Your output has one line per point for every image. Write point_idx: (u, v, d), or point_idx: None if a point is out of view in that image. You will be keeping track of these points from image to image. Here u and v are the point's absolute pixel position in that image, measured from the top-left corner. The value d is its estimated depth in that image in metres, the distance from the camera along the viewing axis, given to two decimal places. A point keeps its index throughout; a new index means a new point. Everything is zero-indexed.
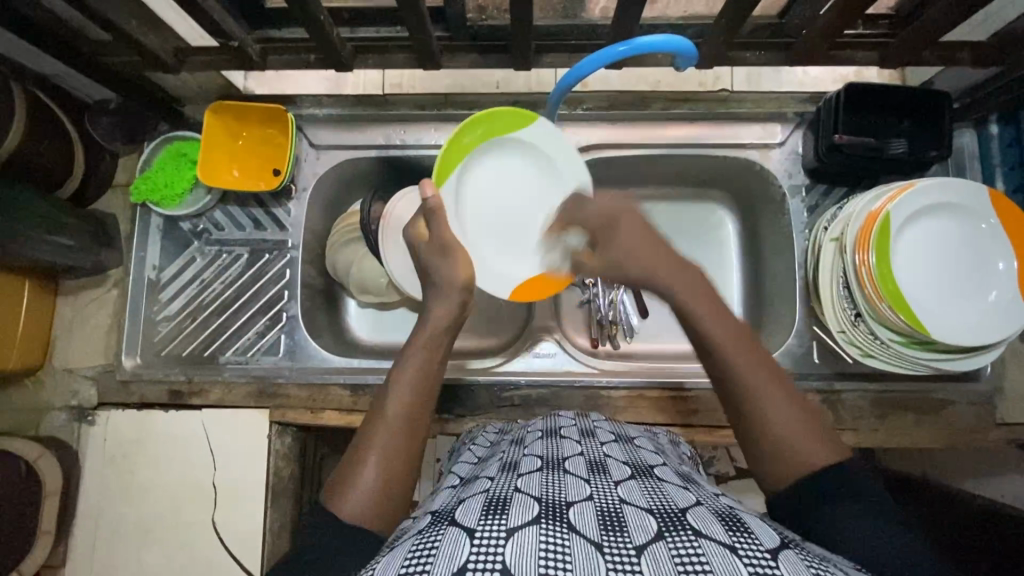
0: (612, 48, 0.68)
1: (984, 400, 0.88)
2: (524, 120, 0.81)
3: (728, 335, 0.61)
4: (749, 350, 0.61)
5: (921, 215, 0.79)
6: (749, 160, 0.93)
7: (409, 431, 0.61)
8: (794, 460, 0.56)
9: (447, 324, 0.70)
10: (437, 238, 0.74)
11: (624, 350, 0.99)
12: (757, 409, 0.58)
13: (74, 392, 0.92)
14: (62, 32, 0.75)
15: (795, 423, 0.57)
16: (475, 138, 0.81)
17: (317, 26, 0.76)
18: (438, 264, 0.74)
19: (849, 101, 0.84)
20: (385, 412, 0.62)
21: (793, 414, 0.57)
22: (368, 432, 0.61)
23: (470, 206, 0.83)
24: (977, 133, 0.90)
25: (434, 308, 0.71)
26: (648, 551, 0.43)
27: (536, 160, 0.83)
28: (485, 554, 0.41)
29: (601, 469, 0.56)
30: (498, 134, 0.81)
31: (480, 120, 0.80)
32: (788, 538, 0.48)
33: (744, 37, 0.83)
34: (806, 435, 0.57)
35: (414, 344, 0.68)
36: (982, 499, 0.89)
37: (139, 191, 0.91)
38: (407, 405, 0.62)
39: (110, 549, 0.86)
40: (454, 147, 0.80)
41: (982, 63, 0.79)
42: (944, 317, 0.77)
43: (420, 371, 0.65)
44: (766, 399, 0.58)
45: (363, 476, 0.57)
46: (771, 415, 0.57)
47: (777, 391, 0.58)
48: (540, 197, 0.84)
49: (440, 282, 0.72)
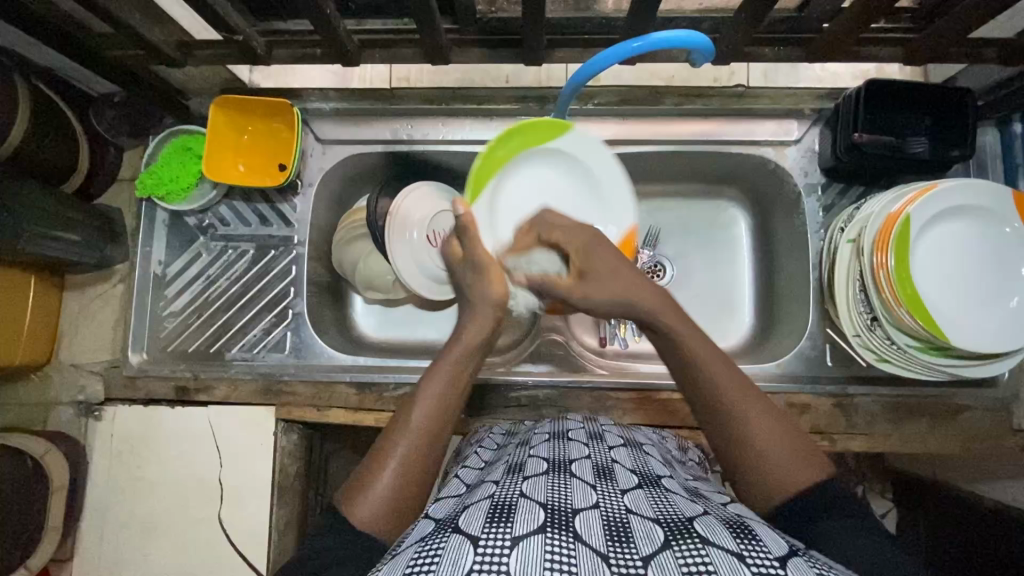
0: (626, 44, 0.66)
1: (999, 406, 0.86)
2: (559, 130, 0.80)
3: (723, 369, 0.60)
4: (743, 386, 0.59)
5: (943, 217, 0.77)
6: (764, 158, 0.91)
7: (426, 442, 0.61)
8: (773, 486, 0.55)
9: (479, 343, 0.68)
10: (471, 257, 0.74)
11: (632, 350, 0.98)
12: (741, 436, 0.57)
13: (81, 387, 0.93)
14: (66, 26, 0.74)
15: (776, 448, 0.56)
16: (509, 150, 0.79)
17: (324, 20, 0.74)
18: (472, 282, 0.73)
19: (870, 98, 0.82)
20: (405, 421, 0.61)
21: (777, 440, 0.57)
22: (387, 438, 0.61)
23: (507, 217, 0.81)
24: (1001, 131, 0.88)
25: (469, 325, 0.69)
26: (655, 562, 0.42)
27: (573, 170, 0.82)
28: (491, 564, 0.40)
29: (608, 475, 0.55)
30: (532, 145, 0.80)
31: (519, 129, 0.78)
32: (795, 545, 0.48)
33: (762, 32, 0.81)
34: (788, 459, 0.56)
35: (448, 355, 0.67)
36: (993, 505, 0.88)
37: (144, 185, 0.89)
38: (427, 418, 0.61)
39: (117, 545, 0.86)
40: (489, 160, 0.78)
41: (1009, 60, 0.77)
42: (964, 322, 0.75)
43: (449, 380, 0.65)
44: (751, 425, 0.57)
45: (378, 486, 0.57)
46: (755, 441, 0.57)
47: (762, 422, 0.57)
48: (571, 208, 0.82)
49: (473, 300, 0.72)
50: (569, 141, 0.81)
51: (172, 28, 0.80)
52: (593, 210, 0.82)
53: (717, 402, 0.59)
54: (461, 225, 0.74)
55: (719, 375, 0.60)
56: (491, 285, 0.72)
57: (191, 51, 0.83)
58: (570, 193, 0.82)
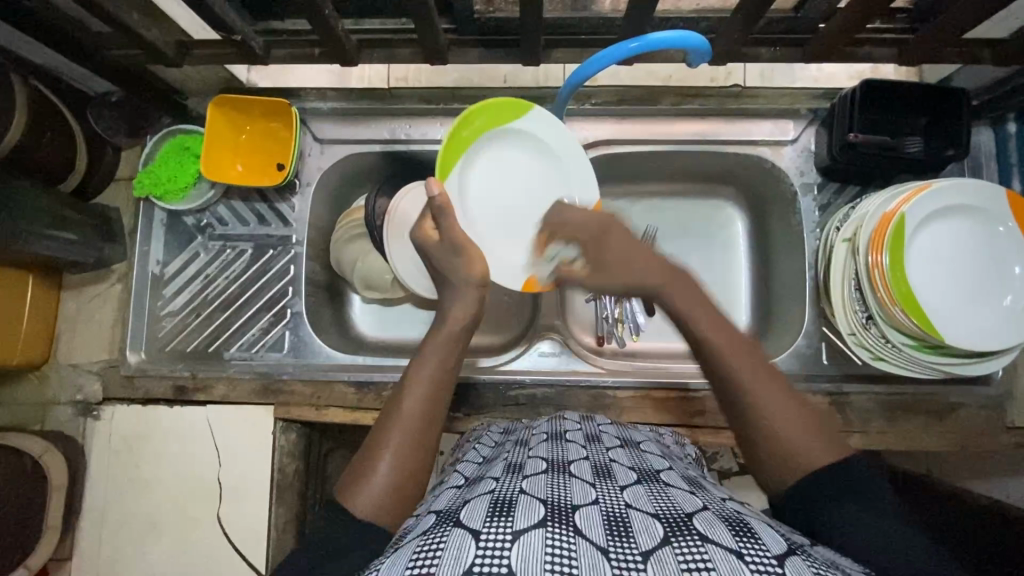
0: (623, 44, 0.66)
1: (994, 403, 0.87)
2: (516, 111, 0.80)
3: (733, 345, 0.61)
4: (754, 359, 0.60)
5: (937, 216, 0.78)
6: (761, 158, 0.92)
7: (422, 430, 0.61)
8: (794, 459, 0.55)
9: (463, 326, 0.69)
10: (449, 236, 0.74)
11: (630, 349, 0.99)
12: (755, 411, 0.57)
13: (78, 387, 0.92)
14: (62, 25, 0.74)
15: (798, 426, 0.56)
16: (475, 130, 0.80)
17: (322, 19, 0.74)
18: (449, 262, 0.74)
19: (866, 98, 0.82)
20: (399, 410, 0.62)
21: (802, 428, 0.56)
22: (380, 432, 0.61)
23: (474, 197, 0.82)
24: (994, 131, 0.88)
25: (450, 307, 0.71)
26: (654, 557, 0.42)
27: (536, 148, 0.83)
28: (492, 557, 0.40)
29: (607, 473, 0.56)
30: (497, 124, 0.81)
31: (476, 111, 0.79)
32: (794, 543, 0.47)
33: (758, 32, 0.81)
34: (809, 438, 0.55)
35: (430, 341, 0.68)
36: (987, 499, 0.88)
37: (141, 187, 0.90)
38: (417, 407, 0.62)
39: (115, 544, 0.86)
40: (455, 141, 0.79)
41: (1002, 61, 0.77)
42: (960, 322, 0.76)
43: (437, 366, 0.65)
44: (770, 406, 0.57)
45: (374, 478, 0.57)
46: (774, 414, 0.57)
47: (772, 385, 0.58)
48: (531, 186, 0.84)
49: (456, 281, 0.73)
50: (525, 121, 0.81)
51: (170, 27, 0.81)
52: (554, 183, 0.83)
53: (731, 374, 0.59)
54: (436, 204, 0.73)
55: (732, 355, 0.60)
56: (466, 265, 0.73)
57: (187, 52, 0.84)
58: (535, 169, 0.83)
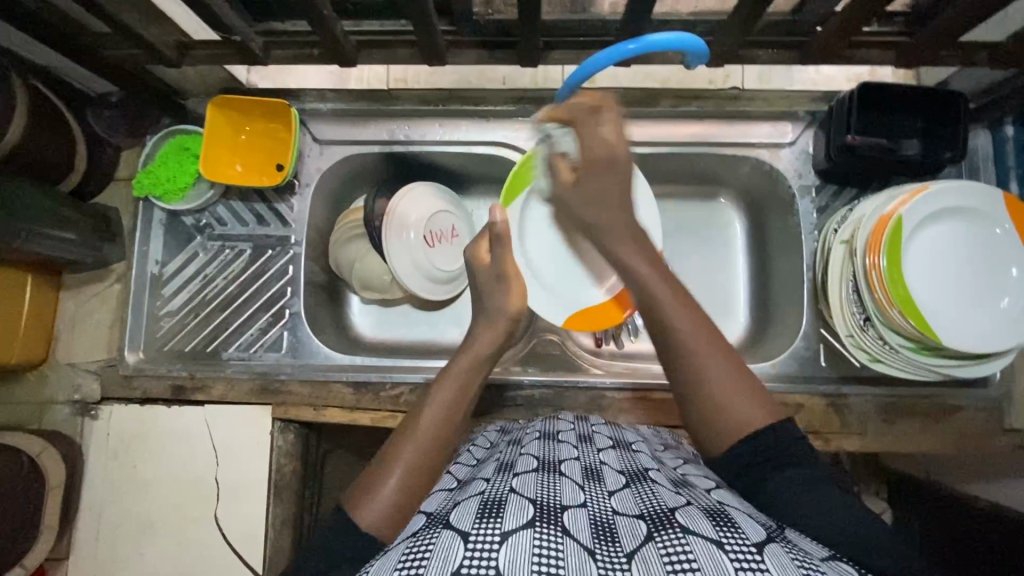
0: (621, 46, 0.65)
1: (991, 405, 0.87)
2: None
3: (679, 305, 0.60)
4: (697, 319, 0.60)
5: (933, 217, 0.78)
6: (759, 159, 0.92)
7: (436, 448, 0.61)
8: (728, 423, 0.56)
9: (489, 353, 0.69)
10: (498, 265, 0.73)
11: (630, 350, 0.98)
12: (694, 373, 0.58)
13: (77, 386, 0.93)
14: (62, 26, 0.74)
15: (736, 391, 0.57)
16: None
17: (321, 20, 0.75)
18: (490, 292, 0.73)
19: (863, 100, 0.82)
20: (417, 423, 0.62)
21: (740, 394, 0.57)
22: (394, 445, 0.61)
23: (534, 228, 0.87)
24: (992, 134, 0.88)
25: (481, 333, 0.70)
26: (638, 557, 0.43)
27: None
28: (481, 558, 0.40)
29: (597, 475, 0.56)
30: None
31: None
32: (773, 533, 0.49)
33: (756, 35, 0.82)
34: (746, 403, 0.57)
35: (456, 363, 0.68)
36: (983, 501, 0.89)
37: (141, 185, 0.90)
38: (437, 426, 0.62)
39: (112, 543, 0.86)
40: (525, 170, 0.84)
41: (999, 64, 0.78)
42: (956, 323, 0.76)
43: (459, 387, 0.66)
44: (711, 369, 0.58)
45: (386, 488, 0.57)
46: (711, 379, 0.57)
47: (711, 350, 0.58)
48: None
49: (491, 309, 0.72)
50: None
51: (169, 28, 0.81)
52: None
53: (670, 330, 0.59)
54: (496, 232, 0.73)
55: (675, 316, 0.59)
56: (506, 296, 0.72)
57: (186, 52, 0.84)
58: None
